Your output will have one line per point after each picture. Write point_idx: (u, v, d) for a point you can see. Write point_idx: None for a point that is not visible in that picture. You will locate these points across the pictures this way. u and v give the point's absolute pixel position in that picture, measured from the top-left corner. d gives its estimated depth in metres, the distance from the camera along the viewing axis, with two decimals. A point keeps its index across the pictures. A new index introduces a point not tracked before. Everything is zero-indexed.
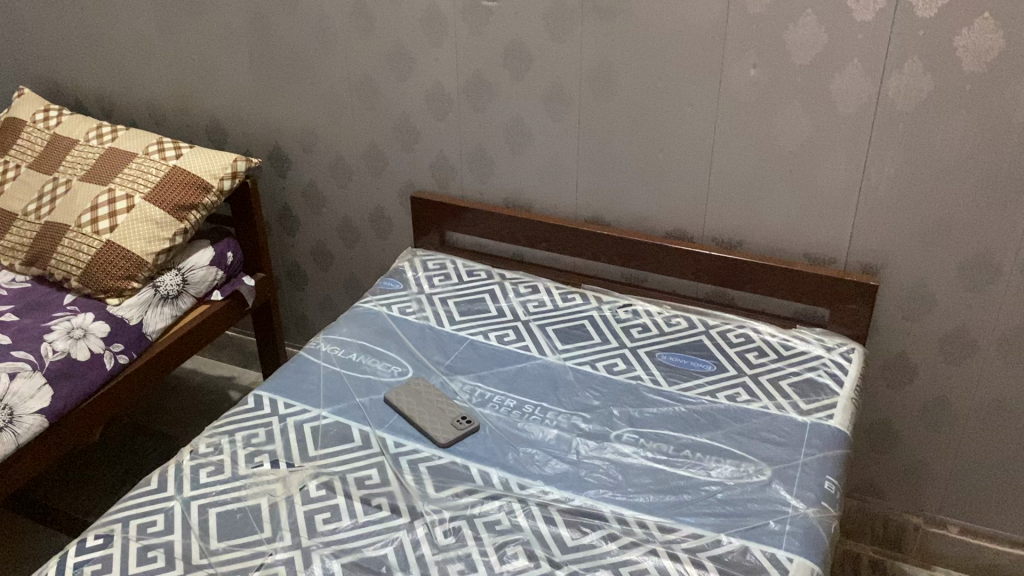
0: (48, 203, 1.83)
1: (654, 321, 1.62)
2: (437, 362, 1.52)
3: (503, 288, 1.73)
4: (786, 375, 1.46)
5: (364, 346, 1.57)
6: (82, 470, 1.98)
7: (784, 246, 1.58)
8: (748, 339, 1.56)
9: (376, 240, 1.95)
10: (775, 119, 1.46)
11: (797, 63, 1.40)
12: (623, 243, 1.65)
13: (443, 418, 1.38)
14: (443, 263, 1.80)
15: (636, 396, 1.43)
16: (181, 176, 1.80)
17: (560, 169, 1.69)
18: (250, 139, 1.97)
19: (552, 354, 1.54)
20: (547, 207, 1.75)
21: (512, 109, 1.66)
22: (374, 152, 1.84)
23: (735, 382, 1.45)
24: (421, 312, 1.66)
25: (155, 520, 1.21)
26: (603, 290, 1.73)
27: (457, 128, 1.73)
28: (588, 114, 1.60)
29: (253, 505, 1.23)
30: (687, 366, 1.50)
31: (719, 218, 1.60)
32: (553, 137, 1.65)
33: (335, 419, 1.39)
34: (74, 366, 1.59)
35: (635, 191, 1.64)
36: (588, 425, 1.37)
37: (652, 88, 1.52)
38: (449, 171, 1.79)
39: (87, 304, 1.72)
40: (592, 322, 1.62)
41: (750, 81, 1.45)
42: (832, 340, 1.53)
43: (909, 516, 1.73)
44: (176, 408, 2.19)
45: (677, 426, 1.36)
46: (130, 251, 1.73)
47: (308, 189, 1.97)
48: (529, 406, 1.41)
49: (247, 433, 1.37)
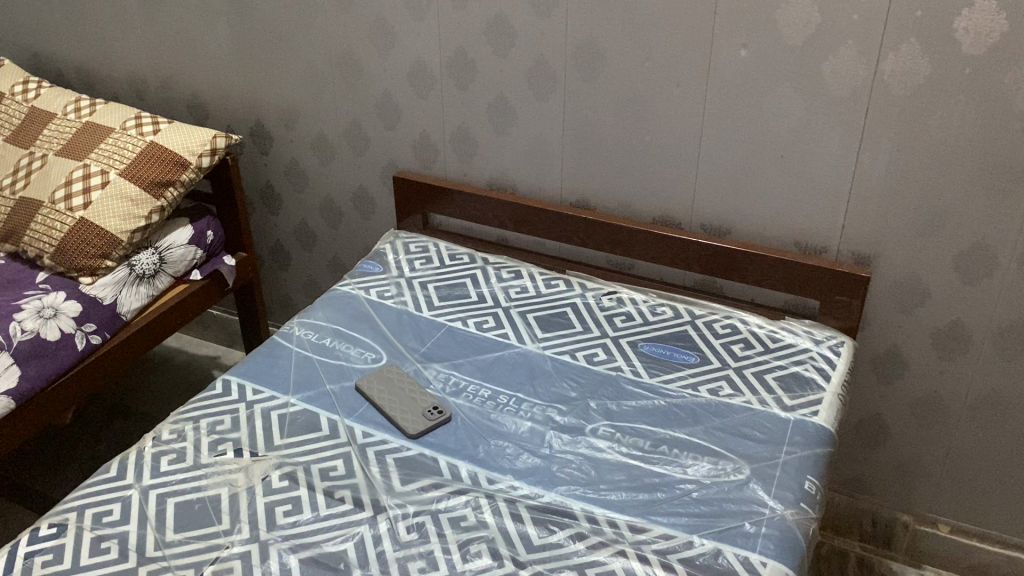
0: (24, 178, 1.79)
1: (639, 310, 1.57)
2: (412, 349, 1.48)
3: (485, 273, 1.68)
4: (772, 368, 1.41)
5: (339, 331, 1.52)
6: (60, 448, 1.96)
7: (775, 234, 1.52)
8: (735, 330, 1.50)
9: (359, 221, 1.91)
10: (766, 101, 1.40)
11: (788, 43, 1.34)
12: (609, 228, 1.59)
13: (414, 408, 1.33)
14: (426, 246, 1.75)
15: (615, 388, 1.38)
16: (158, 153, 1.75)
17: (545, 150, 1.63)
18: (232, 115, 1.92)
19: (531, 343, 1.49)
20: (532, 189, 1.69)
21: (496, 87, 1.60)
22: (356, 130, 1.79)
23: (718, 375, 1.40)
24: (399, 297, 1.61)
25: (111, 510, 1.17)
26: (588, 276, 1.68)
27: (439, 106, 1.68)
28: (573, 94, 1.54)
29: (213, 495, 1.20)
30: (670, 357, 1.45)
31: (708, 204, 1.54)
32: (537, 117, 1.60)
33: (304, 407, 1.35)
34: (44, 346, 1.56)
35: (622, 174, 1.59)
36: (563, 418, 1.32)
37: (639, 68, 1.46)
38: (433, 151, 1.74)
39: (60, 283, 1.68)
40: (575, 310, 1.57)
41: (741, 61, 1.39)
42: (821, 333, 1.47)
43: (899, 514, 1.68)
44: (158, 389, 2.16)
45: (655, 421, 1.31)
46: (104, 229, 1.68)
47: (290, 167, 1.92)
48: (503, 397, 1.37)
49: (212, 420, 1.33)
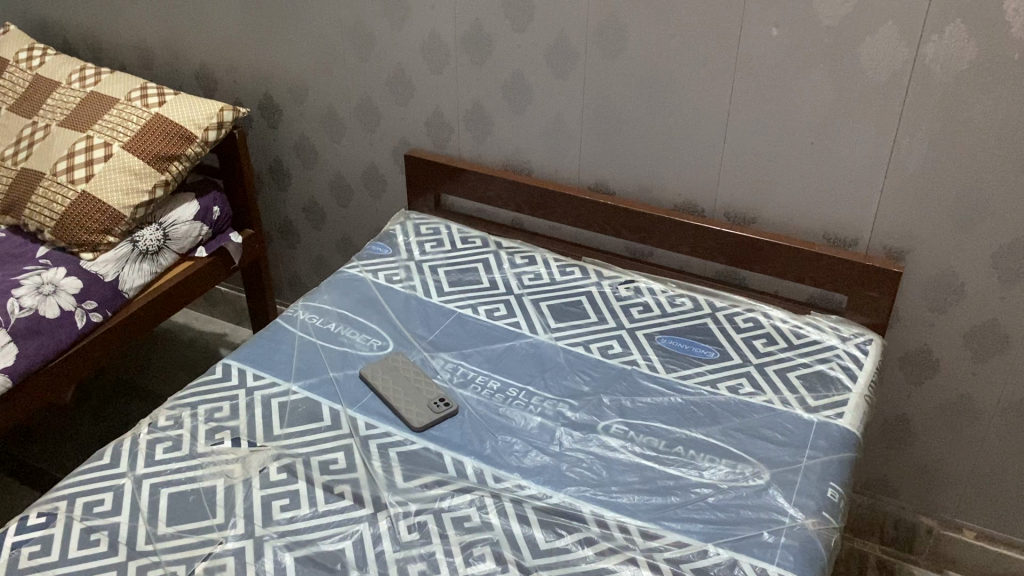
0: (26, 149, 1.74)
1: (657, 300, 1.50)
2: (420, 337, 1.42)
3: (498, 257, 1.62)
4: (795, 366, 1.34)
5: (344, 316, 1.47)
6: (64, 424, 1.93)
7: (802, 224, 1.45)
8: (758, 325, 1.43)
9: (370, 200, 1.85)
10: (797, 85, 1.33)
11: (823, 24, 1.26)
12: (627, 214, 1.53)
13: (419, 400, 1.28)
14: (437, 228, 1.69)
15: (630, 383, 1.32)
16: (163, 125, 1.69)
17: (563, 130, 1.56)
18: (240, 87, 1.86)
19: (543, 333, 1.43)
20: (548, 171, 1.63)
21: (513, 63, 1.53)
22: (368, 105, 1.73)
23: (738, 372, 1.33)
24: (408, 281, 1.55)
25: (103, 499, 1.13)
26: (605, 263, 1.61)
27: (454, 82, 1.61)
28: (594, 72, 1.47)
29: (209, 486, 1.15)
30: (689, 352, 1.38)
31: (733, 191, 1.47)
32: (555, 95, 1.53)
33: (306, 395, 1.30)
34: (43, 324, 1.51)
35: (642, 158, 1.52)
36: (575, 414, 1.26)
37: (663, 46, 1.39)
38: (446, 128, 1.67)
39: (60, 258, 1.64)
40: (590, 299, 1.51)
41: (772, 42, 1.31)
42: (848, 330, 1.40)
43: (922, 518, 1.62)
44: (165, 365, 2.13)
45: (671, 419, 1.25)
46: (106, 203, 1.63)
47: (299, 142, 1.86)
48: (513, 390, 1.31)
49: (210, 406, 1.28)
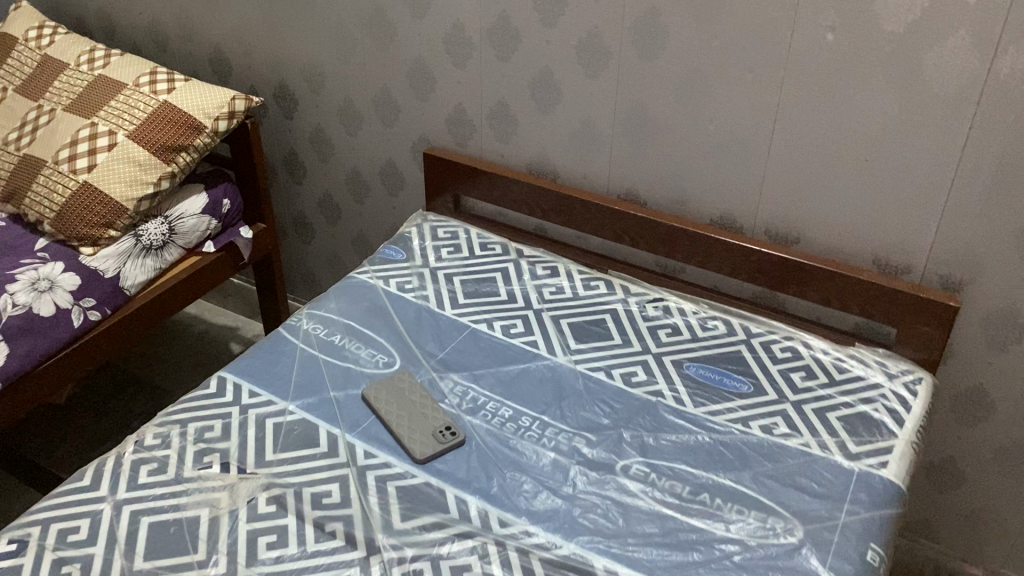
0: (29, 134, 1.66)
1: (687, 323, 1.39)
2: (429, 354, 1.32)
3: (518, 267, 1.51)
4: (837, 406, 1.22)
5: (350, 327, 1.37)
6: (66, 420, 1.87)
7: (850, 247, 1.33)
8: (796, 356, 1.32)
9: (387, 198, 1.75)
10: (852, 97, 1.20)
11: (885, 30, 1.13)
12: (659, 227, 1.42)
13: (424, 428, 1.18)
14: (456, 232, 1.59)
15: (653, 417, 1.21)
16: (171, 114, 1.60)
17: (593, 134, 1.45)
18: (254, 74, 1.77)
19: (562, 355, 1.32)
20: (576, 177, 1.51)
21: (541, 60, 1.41)
22: (386, 98, 1.62)
23: (774, 410, 1.22)
24: (420, 290, 1.45)
25: (78, 527, 1.05)
26: (633, 278, 1.50)
27: (477, 77, 1.50)
28: (628, 73, 1.35)
29: (192, 517, 1.07)
30: (719, 384, 1.27)
31: (775, 208, 1.35)
32: (586, 97, 1.41)
33: (302, 417, 1.21)
34: (37, 323, 1.44)
35: (678, 168, 1.40)
36: (592, 451, 1.16)
37: (705, 47, 1.27)
38: (469, 127, 1.57)
39: (60, 252, 1.56)
40: (615, 319, 1.40)
41: (826, 48, 1.18)
42: (896, 365, 1.28)
43: (965, 565, 1.51)
44: (173, 359, 2.06)
45: (697, 461, 1.14)
46: (108, 195, 1.55)
47: (315, 133, 1.76)
48: (526, 419, 1.21)
49: (201, 425, 1.20)
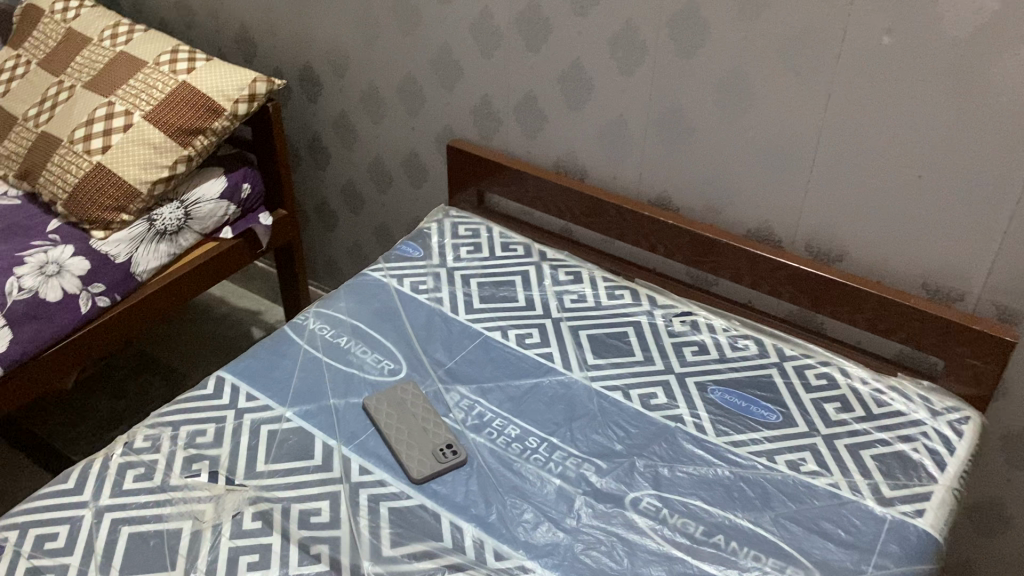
0: (48, 111, 1.62)
1: (715, 341, 1.30)
2: (436, 363, 1.25)
3: (540, 271, 1.43)
4: (872, 443, 1.12)
5: (358, 329, 1.31)
6: (81, 401, 1.85)
7: (897, 270, 1.22)
8: (832, 384, 1.21)
9: (410, 189, 1.67)
10: (908, 106, 1.09)
11: (949, 36, 1.02)
12: (691, 237, 1.32)
13: (423, 446, 1.11)
14: (477, 230, 1.51)
15: (671, 445, 1.13)
16: (189, 95, 1.55)
17: (624, 135, 1.35)
18: (279, 55, 1.70)
19: (578, 371, 1.24)
20: (606, 178, 1.42)
21: (572, 52, 1.32)
22: (411, 86, 1.54)
23: (802, 444, 1.12)
24: (434, 292, 1.38)
25: (57, 534, 1.01)
26: (661, 288, 1.41)
27: (505, 68, 1.41)
28: (664, 71, 1.25)
29: (173, 530, 1.02)
30: (745, 412, 1.18)
31: (817, 222, 1.25)
32: (618, 94, 1.32)
33: (298, 425, 1.15)
34: (42, 308, 1.40)
35: (714, 175, 1.30)
36: (600, 480, 1.08)
37: (748, 46, 1.16)
38: (495, 120, 1.48)
39: (71, 234, 1.52)
40: (638, 332, 1.31)
41: (882, 53, 1.07)
42: (941, 402, 1.17)
43: None
44: (194, 343, 2.03)
45: (713, 497, 1.06)
46: (122, 177, 1.50)
47: (339, 119, 1.69)
48: (532, 441, 1.13)
49: (194, 428, 1.15)
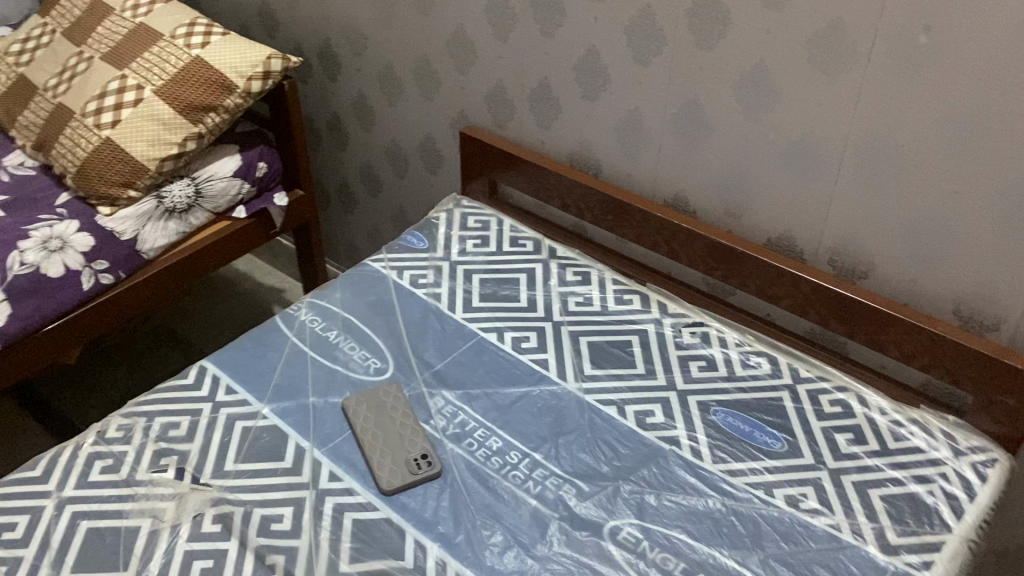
0: (66, 81, 1.60)
1: (725, 356, 1.21)
2: (424, 364, 1.19)
3: (547, 270, 1.36)
4: (884, 482, 1.02)
5: (349, 323, 1.26)
6: (98, 371, 1.86)
7: (927, 292, 1.11)
8: (847, 412, 1.11)
9: (426, 175, 1.61)
10: (946, 113, 0.97)
11: (994, 36, 0.90)
12: (704, 243, 1.23)
13: (396, 454, 1.06)
14: (487, 223, 1.44)
15: (661, 469, 1.05)
16: (201, 71, 1.51)
17: (640, 130, 1.26)
18: (300, 31, 1.65)
19: (572, 381, 1.17)
20: (620, 174, 1.34)
21: (587, 38, 1.23)
22: (426, 68, 1.48)
23: (805, 478, 1.03)
24: (433, 287, 1.32)
25: (16, 524, 0.99)
26: (673, 295, 1.32)
27: (519, 53, 1.33)
28: (682, 62, 1.16)
29: (131, 527, 0.99)
30: (748, 438, 1.09)
31: (841, 234, 1.14)
32: (634, 85, 1.22)
33: (274, 423, 1.11)
34: (43, 284, 1.39)
35: (733, 178, 1.21)
36: (580, 504, 1.01)
37: (771, 39, 1.06)
38: (509, 107, 1.41)
39: (79, 209, 1.50)
40: (643, 342, 1.23)
41: (918, 53, 0.96)
42: (966, 441, 1.07)
43: None
44: (214, 318, 2.02)
45: (700, 531, 0.98)
46: (129, 153, 1.48)
47: (357, 99, 1.64)
48: (513, 455, 1.07)
49: (168, 421, 1.11)
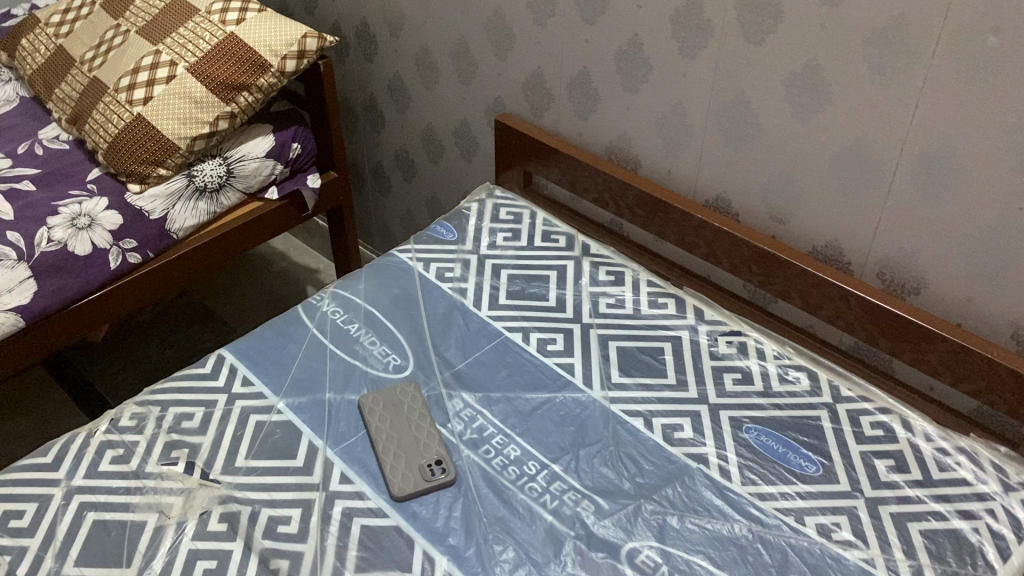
0: (102, 55, 1.58)
1: (761, 368, 1.14)
2: (446, 363, 1.15)
3: (579, 268, 1.30)
4: (925, 516, 0.95)
5: (371, 317, 1.23)
6: (131, 346, 1.85)
7: (983, 313, 1.03)
8: (889, 436, 1.05)
9: (461, 162, 1.57)
10: (1015, 122, 0.89)
11: None
12: (744, 248, 1.17)
13: (410, 459, 1.02)
14: (520, 215, 1.40)
15: (686, 490, 0.99)
16: (235, 48, 1.48)
17: (683, 125, 1.20)
18: (338, 10, 1.61)
19: (599, 390, 1.12)
20: (660, 171, 1.27)
21: (630, 27, 1.17)
22: (464, 52, 1.42)
23: (840, 506, 0.97)
24: (460, 281, 1.28)
25: (24, 512, 0.98)
26: (710, 300, 1.26)
27: (559, 40, 1.27)
28: (729, 55, 1.08)
29: (137, 522, 0.97)
30: (781, 460, 1.02)
31: (891, 246, 1.07)
32: (678, 78, 1.16)
33: (288, 419, 1.08)
34: (69, 262, 1.37)
35: (779, 180, 1.13)
36: (598, 523, 0.96)
37: (826, 35, 0.98)
38: (547, 96, 1.35)
39: (109, 186, 1.49)
40: (675, 350, 1.17)
41: (987, 57, 0.88)
42: (1017, 475, 0.99)
43: None
44: (247, 297, 2.01)
45: (724, 560, 0.92)
46: (159, 131, 1.46)
47: (393, 81, 1.60)
48: (531, 465, 1.02)
49: (182, 411, 1.09)
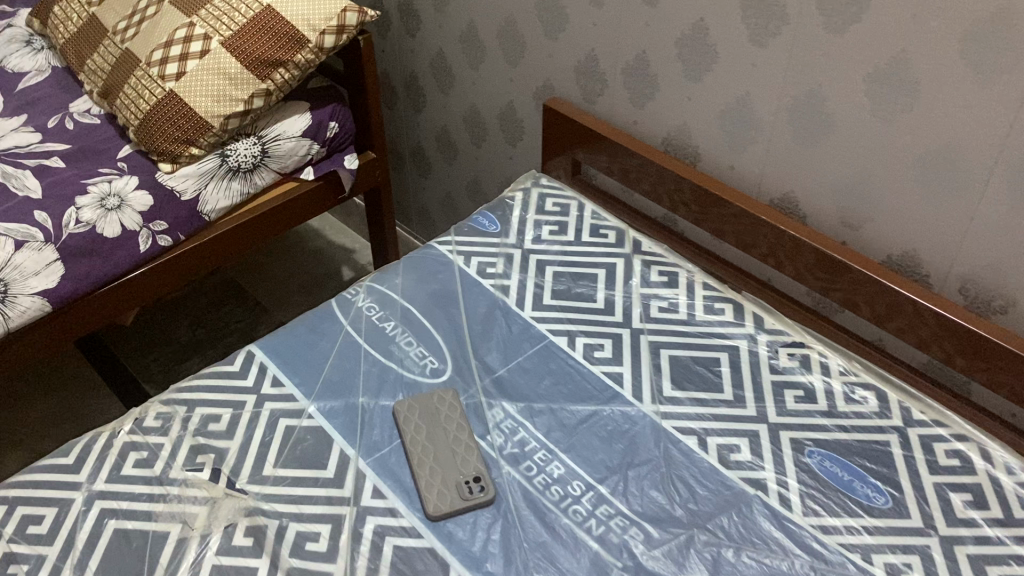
0: (134, 26, 1.51)
1: (825, 384, 1.06)
2: (486, 368, 1.09)
3: (629, 267, 1.22)
4: (1007, 560, 0.87)
5: (408, 314, 1.16)
6: (163, 325, 1.82)
7: None
8: (966, 467, 0.96)
9: (505, 146, 1.49)
10: None
11: None
12: (811, 254, 1.08)
13: (447, 475, 0.96)
14: (567, 207, 1.32)
15: (743, 519, 0.92)
16: (272, 22, 1.41)
17: (749, 118, 1.10)
18: None
19: (649, 403, 1.04)
20: (720, 166, 1.18)
21: (695, 10, 1.07)
22: (512, 31, 1.34)
23: (911, 545, 0.89)
24: (502, 278, 1.21)
25: (43, 517, 0.93)
26: (769, 307, 1.18)
27: (616, 21, 1.18)
28: (806, 45, 0.99)
29: (159, 533, 0.92)
30: (846, 489, 0.95)
31: (977, 260, 0.98)
32: (746, 68, 1.06)
33: (319, 425, 1.02)
34: (98, 245, 1.32)
35: (854, 182, 1.04)
36: (646, 554, 0.89)
37: (917, 27, 0.88)
38: (600, 81, 1.26)
39: (140, 164, 1.43)
40: (732, 361, 1.09)
41: None
42: None
43: None
44: (281, 277, 1.96)
45: None
46: (192, 108, 1.39)
47: (436, 59, 1.52)
48: (576, 485, 0.95)
49: (209, 413, 1.04)
